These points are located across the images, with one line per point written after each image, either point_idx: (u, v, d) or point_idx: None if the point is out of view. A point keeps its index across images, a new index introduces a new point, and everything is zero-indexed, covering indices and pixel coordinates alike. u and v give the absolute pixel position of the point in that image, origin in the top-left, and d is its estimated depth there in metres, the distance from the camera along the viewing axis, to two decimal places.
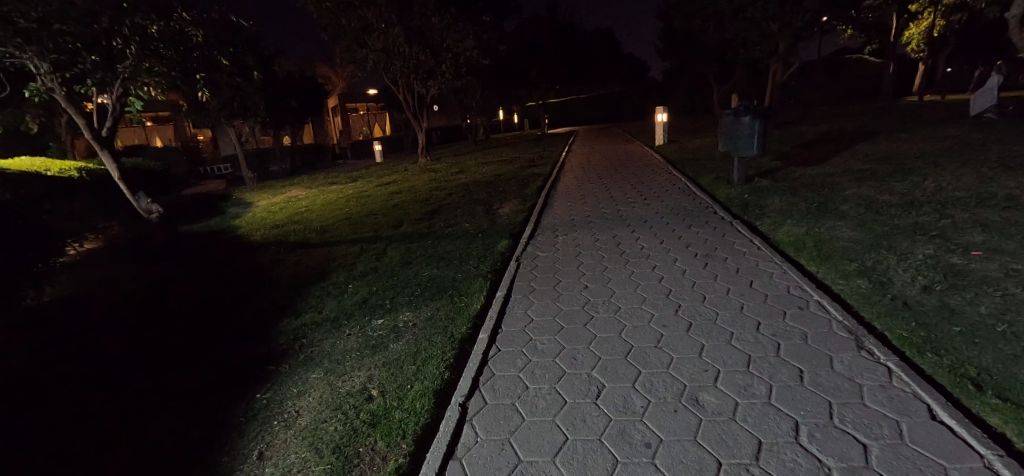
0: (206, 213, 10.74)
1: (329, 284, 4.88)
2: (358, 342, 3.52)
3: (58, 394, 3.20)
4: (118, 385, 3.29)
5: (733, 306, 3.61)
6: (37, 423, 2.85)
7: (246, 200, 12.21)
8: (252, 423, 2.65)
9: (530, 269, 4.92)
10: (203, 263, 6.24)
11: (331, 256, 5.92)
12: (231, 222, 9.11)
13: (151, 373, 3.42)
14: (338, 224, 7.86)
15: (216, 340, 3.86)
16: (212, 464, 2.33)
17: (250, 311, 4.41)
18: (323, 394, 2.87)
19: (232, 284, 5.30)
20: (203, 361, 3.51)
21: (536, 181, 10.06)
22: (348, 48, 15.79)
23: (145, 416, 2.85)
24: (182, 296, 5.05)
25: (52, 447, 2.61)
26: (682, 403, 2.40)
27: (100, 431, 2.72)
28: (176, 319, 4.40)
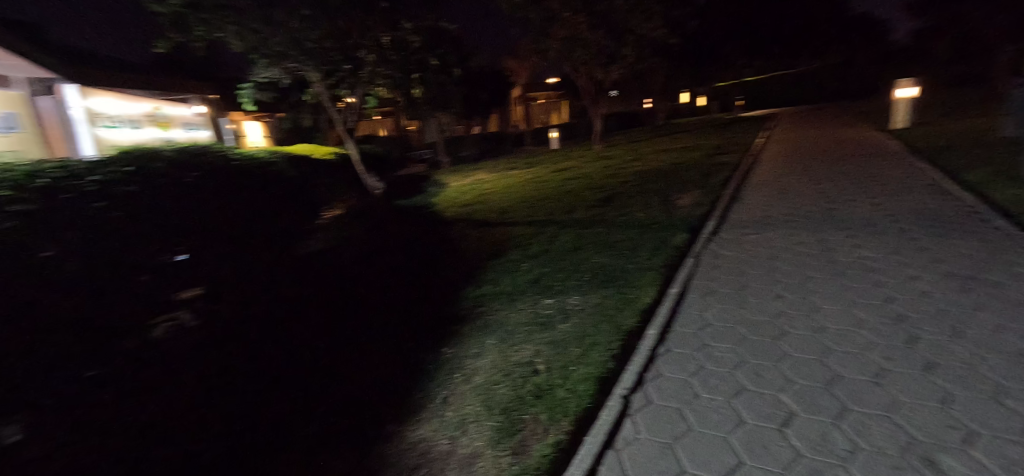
0: (413, 191, 12.90)
1: (506, 260, 5.36)
2: (529, 317, 3.78)
3: (315, 320, 4.28)
4: (350, 322, 4.23)
5: (1013, 349, 2.62)
6: (304, 340, 3.88)
7: (443, 181, 14.27)
8: (440, 372, 3.12)
9: (709, 268, 4.46)
10: (411, 233, 7.52)
11: (509, 236, 6.44)
12: (430, 199, 10.76)
13: (371, 317, 4.29)
14: (516, 205, 8.53)
15: (416, 299, 4.61)
16: (412, 398, 2.86)
17: (442, 278, 5.14)
18: (496, 358, 3.19)
19: (429, 253, 6.21)
20: (406, 316, 4.23)
21: (721, 170, 9.04)
22: (534, 40, 16.61)
23: (366, 353, 3.59)
24: (394, 258, 6.16)
25: (309, 362, 3.51)
26: (911, 460, 1.86)
27: (340, 357, 3.57)
28: (390, 276, 5.41)
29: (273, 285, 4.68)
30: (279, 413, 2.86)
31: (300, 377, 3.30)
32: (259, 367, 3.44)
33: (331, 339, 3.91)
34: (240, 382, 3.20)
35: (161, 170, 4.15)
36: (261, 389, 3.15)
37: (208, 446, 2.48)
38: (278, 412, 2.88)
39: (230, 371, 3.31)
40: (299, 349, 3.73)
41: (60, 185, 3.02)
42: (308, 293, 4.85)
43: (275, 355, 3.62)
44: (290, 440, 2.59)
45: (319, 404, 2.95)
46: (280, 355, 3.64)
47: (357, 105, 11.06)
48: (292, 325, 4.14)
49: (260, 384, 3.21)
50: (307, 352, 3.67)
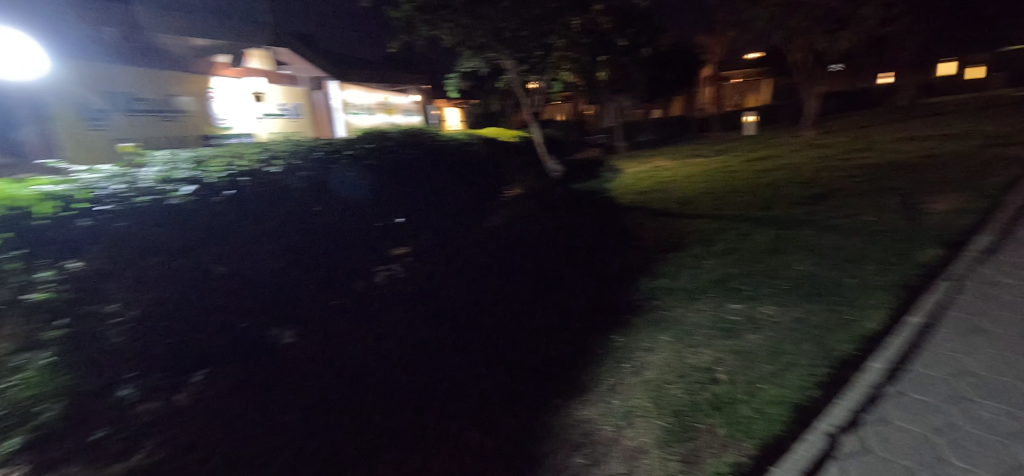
0: (586, 175, 13.00)
1: (686, 255, 4.99)
2: (710, 320, 3.46)
3: (497, 284, 4.72)
4: (527, 292, 4.53)
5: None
6: (488, 301, 4.34)
7: (617, 167, 13.98)
8: (608, 359, 3.12)
9: (980, 297, 3.27)
10: (584, 216, 7.62)
11: (691, 229, 5.95)
12: (604, 184, 10.69)
13: (545, 292, 4.53)
14: (699, 197, 7.81)
15: (588, 282, 4.66)
16: (579, 379, 2.95)
17: (614, 265, 5.07)
18: (670, 357, 3.02)
19: (603, 238, 6.18)
20: (577, 297, 4.33)
21: (1014, 168, 6.53)
22: (739, 8, 14.49)
23: (539, 326, 3.83)
24: (569, 238, 6.30)
25: (491, 323, 3.94)
26: None
27: (517, 324, 3.90)
28: (565, 256, 5.58)
29: (466, 249, 5.32)
30: (465, 367, 3.30)
31: (483, 336, 3.72)
32: (452, 318, 4.01)
33: (511, 304, 4.28)
34: (439, 331, 3.79)
35: (400, 137, 5.03)
36: (454, 339, 3.69)
37: (412, 391, 3.07)
38: (465, 366, 3.33)
39: (432, 319, 3.95)
40: (484, 309, 4.18)
41: (320, 155, 3.80)
42: (492, 259, 5.38)
43: (465, 310, 4.16)
44: (472, 396, 2.98)
45: (497, 366, 3.29)
46: (468, 310, 4.17)
47: (543, 89, 11.51)
48: (479, 285, 4.64)
49: (452, 336, 3.74)
50: (490, 314, 4.10)
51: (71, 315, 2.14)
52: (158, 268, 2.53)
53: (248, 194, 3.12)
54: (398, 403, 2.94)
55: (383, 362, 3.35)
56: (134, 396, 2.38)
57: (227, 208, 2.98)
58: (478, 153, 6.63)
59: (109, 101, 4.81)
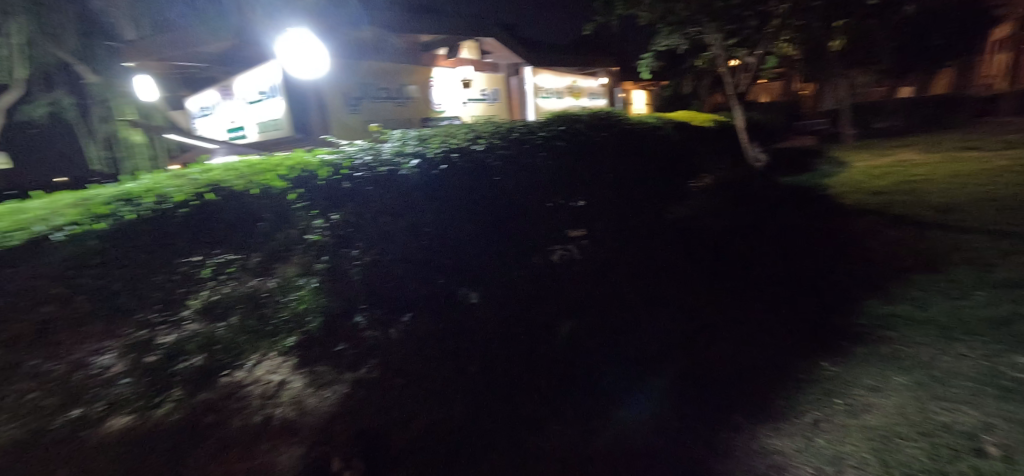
0: (796, 167, 10.95)
1: (944, 281, 3.80)
2: (980, 371, 2.56)
3: (678, 285, 4.39)
4: (711, 301, 4.11)
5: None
6: (666, 303, 4.10)
7: (842, 159, 11.35)
8: (811, 395, 2.65)
9: None
10: (792, 214, 6.47)
11: (955, 246, 4.48)
12: (821, 179, 8.85)
13: (734, 305, 4.04)
14: (975, 204, 5.79)
15: (790, 301, 3.97)
16: (771, 410, 2.60)
17: (830, 285, 4.16)
18: (908, 409, 2.35)
19: (816, 247, 5.11)
20: (774, 318, 3.73)
21: None
22: None
23: (723, 343, 3.46)
24: (770, 241, 5.40)
25: (670, 329, 3.76)
26: None
27: (699, 336, 3.64)
28: (762, 262, 4.82)
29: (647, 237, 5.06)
30: (640, 375, 3.28)
31: (659, 345, 3.59)
32: (628, 314, 3.97)
33: (693, 313, 3.96)
34: (613, 327, 3.77)
35: (597, 117, 5.05)
36: (629, 339, 3.67)
37: (586, 385, 3.22)
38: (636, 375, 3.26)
39: (606, 311, 3.94)
40: (661, 312, 3.97)
41: (516, 136, 4.05)
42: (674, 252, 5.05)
43: (642, 307, 4.06)
44: (646, 405, 2.94)
45: (675, 379, 3.16)
46: (646, 308, 4.05)
47: (751, 66, 9.98)
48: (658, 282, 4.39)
49: (625, 336, 3.68)
50: (669, 319, 3.91)
51: (329, 256, 3.44)
52: (374, 227, 3.49)
53: (458, 168, 3.59)
54: (565, 398, 3.08)
55: (557, 350, 3.52)
56: (363, 323, 3.51)
57: (442, 179, 3.53)
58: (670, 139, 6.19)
59: (363, 89, 6.02)
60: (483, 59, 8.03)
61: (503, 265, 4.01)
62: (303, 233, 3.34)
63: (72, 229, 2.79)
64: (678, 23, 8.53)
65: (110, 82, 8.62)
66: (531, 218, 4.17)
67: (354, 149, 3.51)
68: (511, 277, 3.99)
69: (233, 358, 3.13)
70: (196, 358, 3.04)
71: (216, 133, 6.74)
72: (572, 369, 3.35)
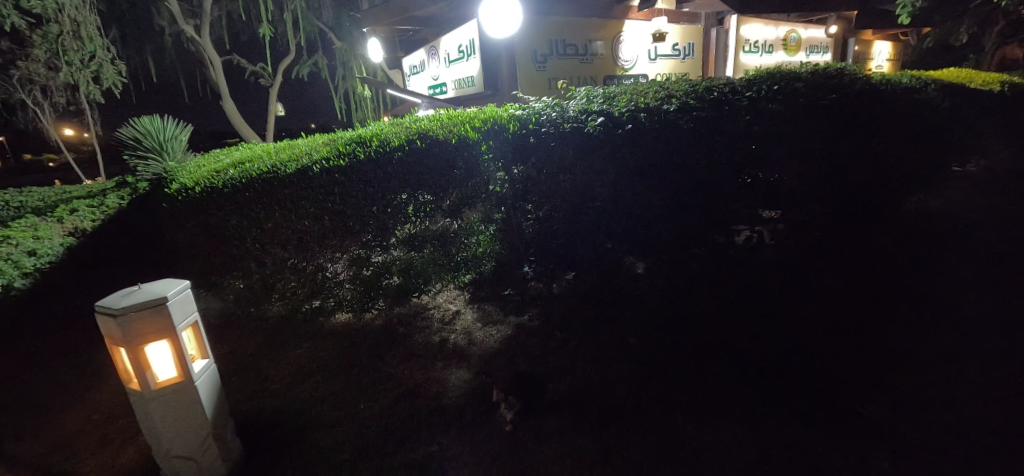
0: None
1: None
2: None
3: (891, 314, 3.55)
4: (931, 351, 3.27)
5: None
6: (866, 331, 3.40)
7: None
8: None
9: None
10: None
11: None
12: None
13: (961, 359, 3.21)
14: None
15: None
16: None
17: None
18: None
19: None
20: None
21: None
22: None
23: (938, 408, 2.81)
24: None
25: (864, 362, 3.16)
26: None
27: (901, 381, 3.01)
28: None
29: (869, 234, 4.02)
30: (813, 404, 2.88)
31: (847, 377, 3.04)
32: (818, 328, 3.39)
33: (901, 352, 3.25)
34: (791, 341, 3.31)
35: (833, 71, 4.00)
36: (806, 358, 3.20)
37: (745, 395, 2.97)
38: (804, 400, 2.91)
39: (790, 323, 3.44)
40: (860, 344, 3.29)
41: (714, 95, 3.57)
42: (901, 260, 3.99)
43: (837, 325, 3.42)
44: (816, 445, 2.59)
45: (859, 426, 2.70)
46: (841, 327, 3.41)
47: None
48: (865, 301, 3.62)
49: (803, 356, 3.21)
50: (866, 349, 3.26)
51: (506, 208, 3.63)
52: (552, 183, 3.47)
53: (643, 129, 3.35)
54: (720, 406, 2.91)
55: (717, 352, 3.28)
56: (529, 272, 3.77)
57: (626, 140, 3.36)
58: (939, 107, 4.58)
59: (553, 47, 6.02)
60: (680, 9, 7.29)
61: (693, 237, 3.54)
62: (486, 183, 3.60)
63: (325, 163, 3.56)
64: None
65: (350, 48, 10.56)
66: (726, 191, 3.54)
67: (540, 106, 3.57)
68: (696, 252, 3.55)
69: (423, 283, 3.86)
70: (396, 278, 3.85)
71: (421, 87, 7.77)
72: (730, 375, 3.12)
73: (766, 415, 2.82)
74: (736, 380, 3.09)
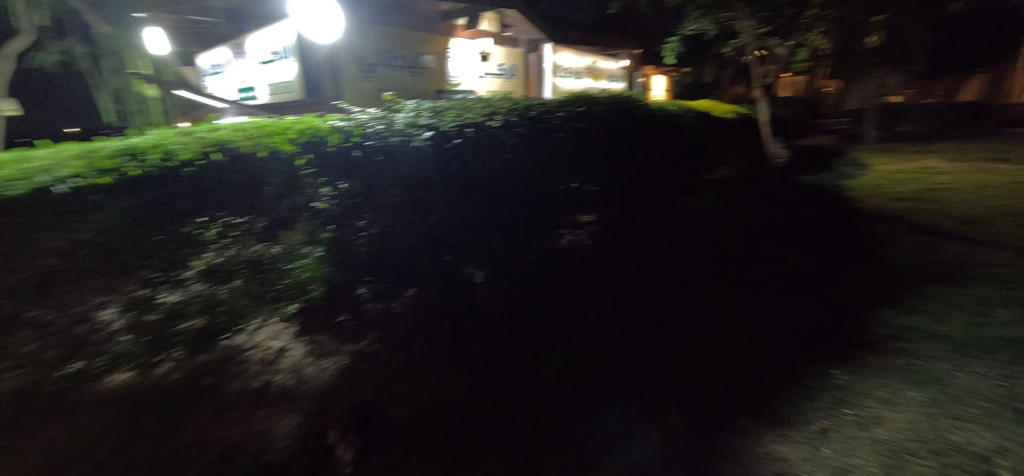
0: (817, 164, 10.36)
1: (966, 296, 3.61)
2: (1000, 392, 2.46)
3: (681, 283, 4.32)
4: (714, 308, 4.01)
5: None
6: (665, 302, 4.08)
7: (865, 160, 10.80)
8: (814, 402, 2.70)
9: None
10: (807, 214, 6.23)
11: (979, 260, 4.25)
12: (841, 180, 8.41)
13: (732, 305, 4.02)
14: (1000, 216, 5.46)
15: (797, 312, 3.83)
16: (769, 413, 2.72)
17: (848, 290, 4.03)
18: (917, 428, 2.29)
19: (829, 253, 4.92)
20: (788, 324, 3.69)
21: None
22: None
23: (717, 347, 3.51)
24: (781, 245, 5.19)
25: (664, 327, 3.80)
26: None
27: (694, 336, 3.68)
28: (774, 263, 4.72)
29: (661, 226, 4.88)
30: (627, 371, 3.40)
31: (650, 343, 3.65)
32: (630, 310, 3.96)
33: (690, 312, 3.97)
34: (620, 326, 3.81)
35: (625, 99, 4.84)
36: (622, 334, 3.72)
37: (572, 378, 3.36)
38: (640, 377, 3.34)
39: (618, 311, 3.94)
40: (663, 316, 3.91)
41: (532, 114, 3.87)
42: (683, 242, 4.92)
43: (644, 303, 4.05)
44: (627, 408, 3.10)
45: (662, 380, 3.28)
46: (647, 304, 4.05)
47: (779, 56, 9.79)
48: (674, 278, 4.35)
49: (634, 337, 3.69)
50: (665, 316, 3.91)
51: (336, 226, 3.25)
52: (389, 199, 3.39)
53: (468, 144, 3.48)
54: (551, 393, 3.23)
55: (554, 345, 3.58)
56: (365, 295, 3.39)
57: (454, 157, 3.46)
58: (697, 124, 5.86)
59: (380, 56, 5.93)
60: (503, 33, 7.78)
61: (516, 246, 3.96)
62: (307, 200, 3.15)
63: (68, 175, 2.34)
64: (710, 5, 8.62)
65: None
66: (543, 200, 4.04)
67: (366, 117, 3.34)
68: (523, 256, 3.95)
69: (234, 321, 2.88)
70: (199, 319, 2.74)
71: (226, 91, 6.59)
72: (563, 366, 3.43)
73: (613, 403, 3.16)
74: (587, 375, 3.39)
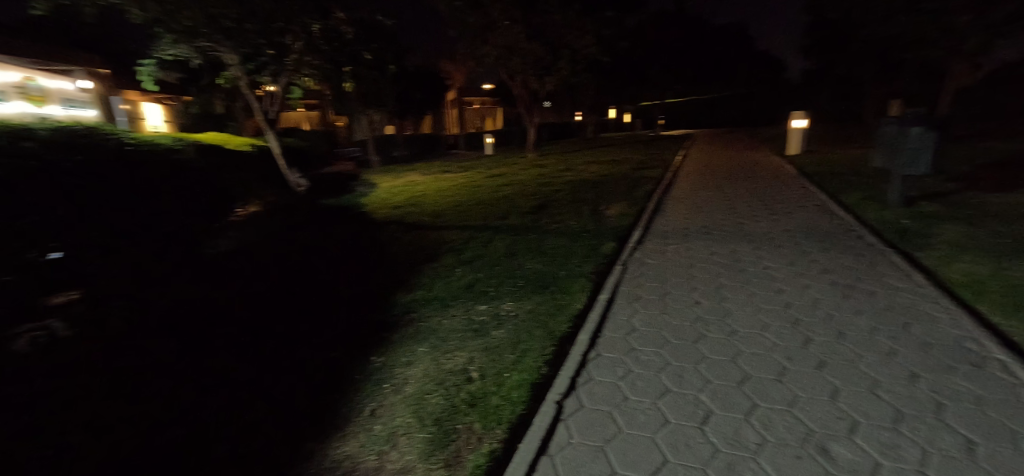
0: (339, 190, 11.98)
1: (440, 265, 5.20)
2: (462, 323, 3.71)
3: (212, 333, 3.80)
4: (258, 336, 3.77)
5: (915, 338, 3.16)
6: (197, 353, 3.44)
7: (373, 181, 13.49)
8: (367, 383, 2.97)
9: (636, 275, 4.56)
10: (333, 234, 7.08)
11: (442, 240, 6.24)
12: (358, 199, 10.12)
13: (276, 328, 3.94)
14: (448, 209, 8.24)
15: (338, 311, 4.23)
16: (335, 401, 2.79)
17: (371, 283, 4.85)
18: (429, 367, 3.08)
19: (356, 259, 5.78)
20: (332, 321, 4.03)
21: (647, 182, 9.28)
22: (472, 44, 16.54)
23: (271, 365, 3.29)
24: (315, 265, 5.61)
25: (202, 372, 3.16)
26: (826, 467, 1.97)
27: (242, 366, 3.27)
28: (312, 282, 5.04)
29: None
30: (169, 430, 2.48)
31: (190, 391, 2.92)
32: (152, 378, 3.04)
33: (232, 349, 3.53)
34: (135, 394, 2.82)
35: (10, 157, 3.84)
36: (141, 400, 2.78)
37: None
38: (198, 422, 2.59)
39: (126, 385, 2.91)
40: (200, 363, 3.30)
41: None
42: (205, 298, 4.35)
43: (169, 365, 3.25)
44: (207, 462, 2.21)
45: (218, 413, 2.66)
46: (174, 363, 3.27)
47: (279, 96, 10.58)
48: (203, 333, 3.76)
49: (168, 397, 2.84)
50: (201, 363, 3.30)
51: None
52: None
53: None
54: None
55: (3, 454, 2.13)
56: None
57: None
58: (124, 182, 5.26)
59: None
60: None
61: None
62: None
63: None
64: (184, 32, 8.10)
65: None
66: None
67: None
68: None
69: None
70: None
71: None
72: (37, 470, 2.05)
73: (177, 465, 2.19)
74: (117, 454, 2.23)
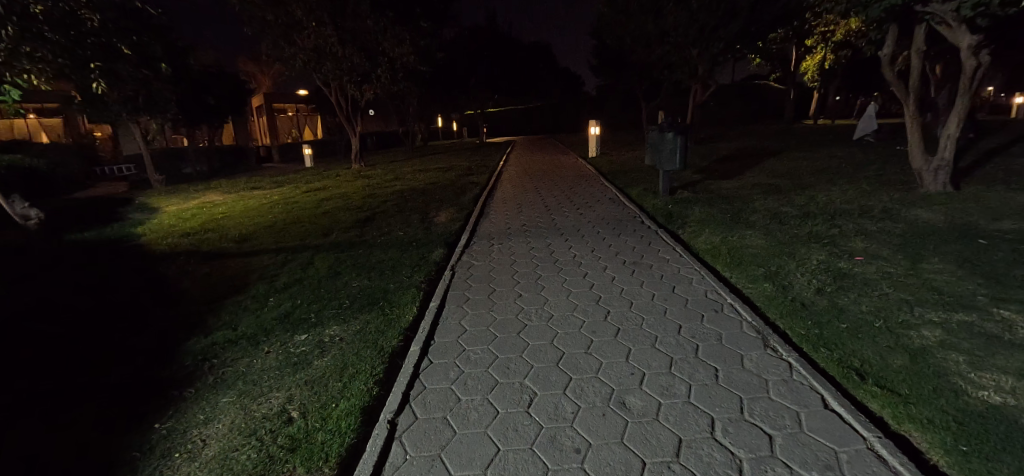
0: (102, 219, 9.39)
1: (247, 298, 4.51)
2: (276, 360, 3.27)
3: None
4: None
5: (678, 297, 4.06)
6: None
7: (153, 205, 10.94)
8: (148, 457, 2.32)
9: (465, 278, 4.73)
10: (90, 276, 5.51)
11: (249, 268, 5.42)
12: (130, 229, 8.08)
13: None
14: (257, 231, 7.22)
15: (99, 372, 3.30)
16: None
17: (151, 331, 3.92)
18: (235, 420, 2.61)
19: (127, 303, 4.61)
20: (88, 387, 3.11)
21: (474, 188, 9.72)
22: (276, 44, 14.92)
23: None
24: (60, 320, 4.28)
25: None
26: (625, 417, 2.36)
27: None
28: (54, 343, 3.82)
29: None
30: None
31: None
32: None
33: None
34: None
35: None
36: None
37: None
38: None
39: None
40: None
41: None
42: None
43: None
44: None
45: None
46: None
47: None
48: None
49: None
50: None
51: None
52: None
53: None
54: None
55: None
56: None
57: None
58: None
59: None
60: None
61: None
62: None
63: None
64: None
65: None
66: None
67: None
68: None
69: None
70: None
71: None
72: None
73: None
74: None
